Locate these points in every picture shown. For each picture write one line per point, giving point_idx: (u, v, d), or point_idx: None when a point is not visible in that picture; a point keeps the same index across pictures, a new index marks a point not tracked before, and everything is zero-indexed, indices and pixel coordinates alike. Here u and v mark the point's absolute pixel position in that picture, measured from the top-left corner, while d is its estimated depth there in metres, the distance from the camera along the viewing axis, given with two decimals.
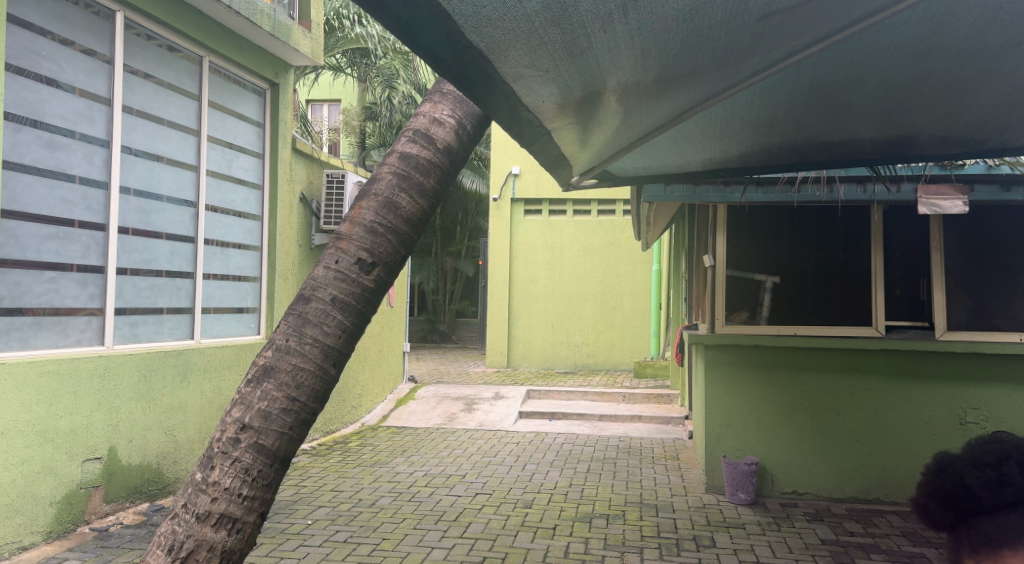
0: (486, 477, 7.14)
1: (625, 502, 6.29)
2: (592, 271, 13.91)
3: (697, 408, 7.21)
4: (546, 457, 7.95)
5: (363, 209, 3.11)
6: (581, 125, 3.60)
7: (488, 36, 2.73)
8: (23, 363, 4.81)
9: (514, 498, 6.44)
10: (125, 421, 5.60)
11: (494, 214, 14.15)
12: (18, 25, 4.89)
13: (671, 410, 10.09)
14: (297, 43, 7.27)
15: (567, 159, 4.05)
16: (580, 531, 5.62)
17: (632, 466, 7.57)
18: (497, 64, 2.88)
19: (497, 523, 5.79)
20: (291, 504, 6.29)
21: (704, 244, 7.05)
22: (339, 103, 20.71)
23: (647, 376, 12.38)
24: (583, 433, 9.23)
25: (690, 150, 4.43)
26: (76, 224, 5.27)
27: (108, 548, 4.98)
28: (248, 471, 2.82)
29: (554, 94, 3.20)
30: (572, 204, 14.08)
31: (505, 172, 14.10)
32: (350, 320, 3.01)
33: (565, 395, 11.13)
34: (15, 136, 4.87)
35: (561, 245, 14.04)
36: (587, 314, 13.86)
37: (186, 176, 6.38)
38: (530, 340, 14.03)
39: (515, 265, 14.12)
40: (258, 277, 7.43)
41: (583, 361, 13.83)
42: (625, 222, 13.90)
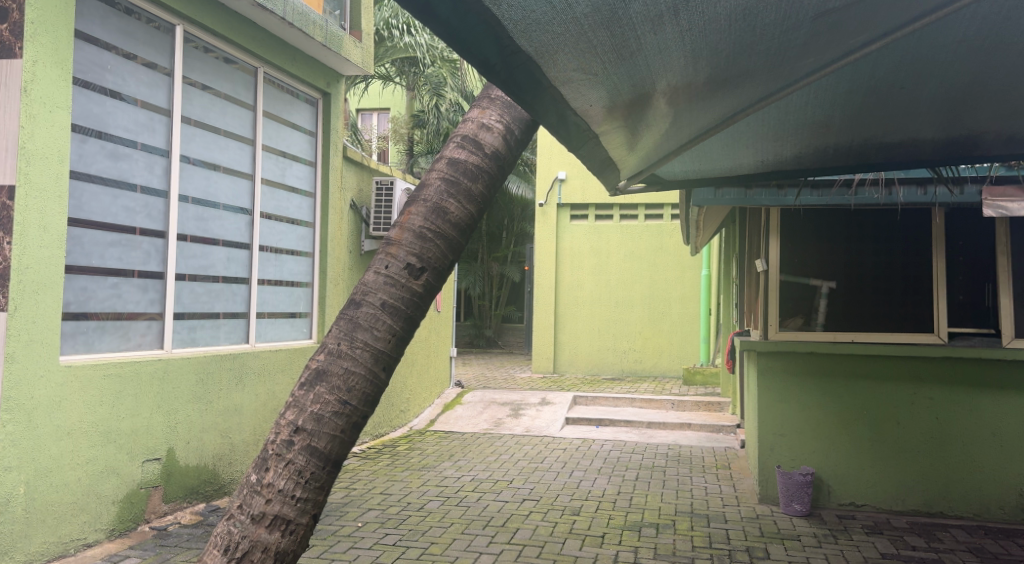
0: (533, 483, 7.15)
1: (675, 512, 6.24)
2: (640, 277, 13.83)
3: (749, 416, 7.12)
4: (594, 464, 7.93)
5: (413, 215, 3.14)
6: (629, 129, 3.60)
7: (537, 40, 2.75)
8: (88, 365, 4.95)
9: (562, 505, 6.43)
10: (183, 423, 5.74)
11: (540, 220, 14.18)
12: (85, 40, 5.05)
13: (721, 419, 9.98)
14: (349, 53, 7.40)
15: (615, 163, 4.05)
16: (629, 539, 5.59)
17: (681, 474, 7.50)
18: (546, 68, 2.91)
19: (545, 529, 5.80)
20: (341, 506, 6.38)
21: (756, 248, 6.97)
22: (388, 111, 20.98)
23: (697, 384, 12.26)
24: (631, 440, 9.18)
25: (741, 152, 4.40)
26: (137, 231, 5.42)
27: (166, 547, 5.09)
28: (301, 473, 2.87)
29: (603, 98, 3.20)
30: (619, 209, 14.00)
31: (551, 178, 14.15)
32: (400, 324, 3.04)
33: (613, 402, 11.09)
34: (82, 147, 5.01)
35: (608, 250, 13.99)
36: (634, 320, 13.79)
37: (242, 184, 6.53)
38: (576, 345, 14.03)
39: (561, 271, 14.13)
40: (310, 282, 7.58)
41: (630, 367, 13.76)
42: (673, 227, 13.79)
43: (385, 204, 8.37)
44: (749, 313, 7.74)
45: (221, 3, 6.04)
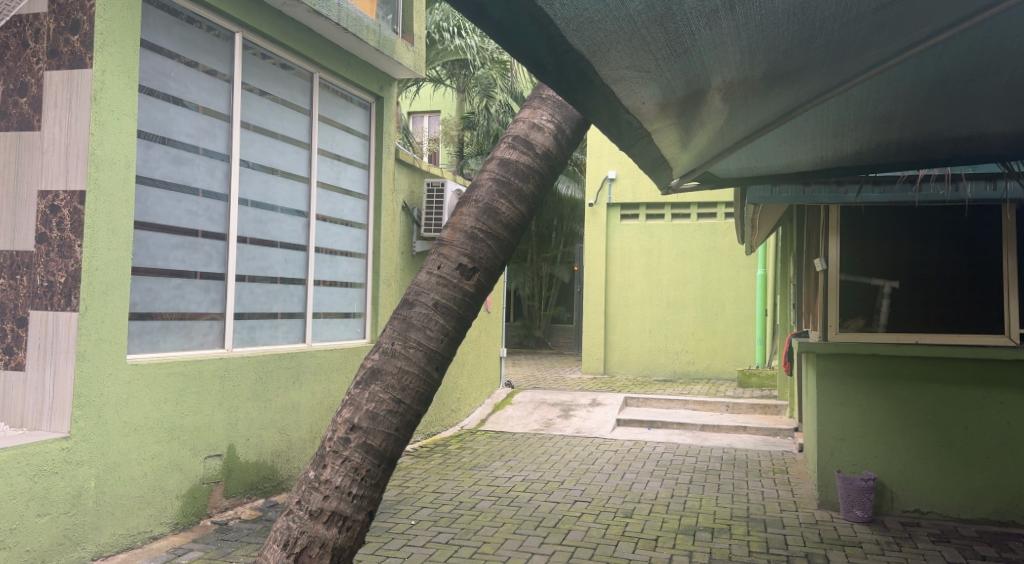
0: (585, 484, 7.16)
1: (731, 516, 6.19)
2: (692, 277, 13.71)
3: (808, 418, 7.03)
4: (646, 466, 7.90)
5: (464, 216, 3.18)
6: (682, 127, 3.62)
7: (590, 40, 2.76)
8: (154, 364, 5.11)
9: (614, 507, 6.44)
10: (243, 420, 5.90)
11: (590, 220, 14.17)
12: (150, 49, 5.19)
13: (778, 422, 9.84)
14: (401, 56, 7.50)
15: (668, 161, 4.06)
16: (683, 543, 5.56)
17: (737, 478, 7.43)
18: (599, 66, 2.92)
19: (598, 531, 5.80)
20: (395, 504, 6.49)
21: (815, 246, 6.86)
22: (438, 114, 21.16)
23: (752, 386, 12.14)
24: (684, 442, 9.13)
25: (799, 149, 4.35)
26: (199, 234, 5.58)
27: (228, 541, 5.23)
28: (357, 470, 2.93)
29: (656, 95, 3.22)
30: (670, 208, 13.90)
31: (601, 177, 14.13)
32: (452, 324, 3.08)
33: (664, 403, 11.05)
34: (148, 152, 5.16)
35: (659, 250, 13.90)
36: (687, 321, 13.67)
37: (299, 187, 6.67)
38: (627, 347, 13.98)
39: (611, 271, 14.10)
40: (363, 283, 7.72)
41: (681, 368, 13.65)
42: (726, 226, 13.64)
43: (436, 205, 8.47)
44: (807, 313, 7.64)
45: (278, 10, 6.19)
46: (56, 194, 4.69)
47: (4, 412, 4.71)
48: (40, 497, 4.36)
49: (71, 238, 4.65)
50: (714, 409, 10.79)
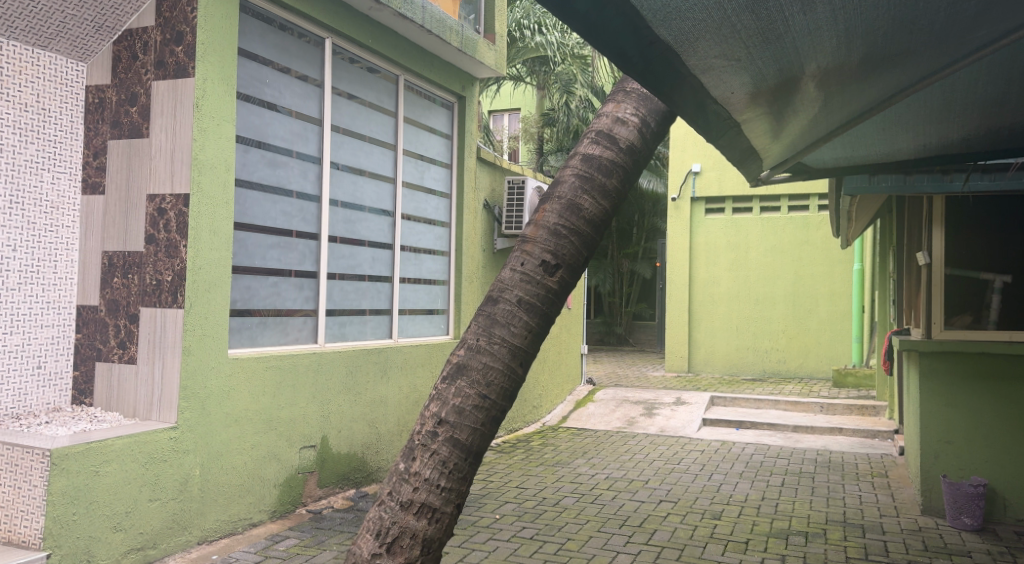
0: (670, 485, 7.12)
1: (825, 520, 6.06)
2: (782, 273, 13.42)
3: (909, 421, 6.84)
4: (735, 467, 7.80)
5: (547, 212, 2.95)
6: (774, 116, 3.59)
7: (677, 29, 2.72)
8: (253, 358, 5.34)
9: (701, 508, 6.39)
10: (335, 413, 6.11)
11: (673, 215, 14.04)
12: (247, 57, 5.42)
13: (878, 423, 9.57)
14: (483, 56, 7.61)
15: (758, 151, 4.07)
16: (775, 547, 5.48)
17: (832, 481, 7.26)
18: (686, 55, 2.87)
19: (684, 532, 5.77)
20: (480, 498, 6.61)
21: (917, 239, 6.64)
22: (518, 112, 21.28)
23: (848, 386, 11.82)
24: (776, 444, 8.96)
25: (897, 135, 4.23)
26: (294, 234, 5.81)
27: (322, 530, 5.42)
28: (445, 463, 2.79)
29: (746, 84, 3.19)
30: (758, 202, 13.63)
31: (685, 171, 13.97)
32: (536, 321, 2.88)
33: (754, 403, 10.88)
34: (245, 156, 5.40)
35: (746, 245, 13.66)
36: (777, 318, 13.39)
37: (385, 188, 6.86)
38: (712, 344, 13.80)
39: (696, 266, 13.94)
40: (446, 280, 7.87)
41: (772, 367, 13.39)
42: (818, 218, 13.26)
43: (517, 202, 8.54)
44: (909, 309, 7.37)
45: (365, 15, 6.37)
46: (163, 197, 4.95)
47: (119, 403, 4.98)
48: (151, 483, 4.61)
49: (177, 239, 4.90)
50: (807, 410, 10.57)
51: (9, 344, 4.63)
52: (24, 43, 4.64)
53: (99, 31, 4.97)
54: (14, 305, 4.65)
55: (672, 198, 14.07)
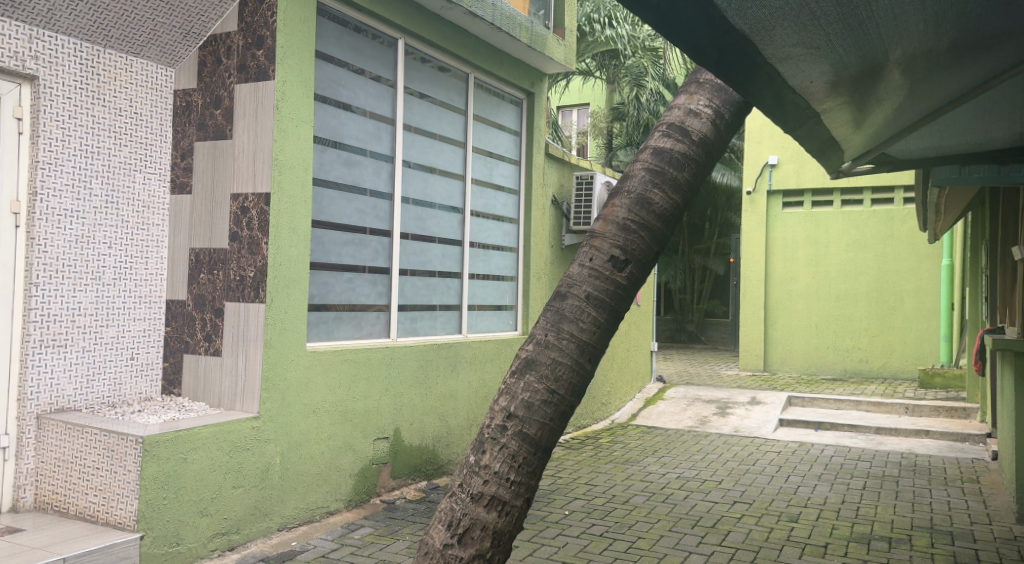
0: (745, 485, 7.04)
1: (909, 526, 5.91)
2: (864, 270, 13.08)
3: (1002, 424, 6.62)
4: (813, 469, 7.65)
5: (617, 206, 2.88)
6: (855, 105, 3.52)
7: (752, 17, 2.56)
8: (329, 351, 5.51)
9: (777, 510, 6.30)
10: (407, 406, 6.25)
11: (748, 209, 13.81)
12: (324, 59, 5.57)
13: (967, 426, 9.26)
14: (552, 52, 7.64)
15: (840, 140, 4.04)
16: (856, 552, 5.37)
17: (919, 486, 7.07)
18: (764, 41, 2.71)
19: (760, 534, 5.71)
20: (549, 493, 6.67)
21: (1014, 232, 6.39)
22: (587, 107, 21.25)
23: (937, 387, 11.46)
24: (857, 446, 8.76)
25: (989, 121, 4.07)
26: (367, 231, 5.96)
27: (396, 519, 5.56)
28: (514, 457, 2.69)
29: (826, 73, 3.06)
30: (839, 195, 13.27)
31: (762, 163, 13.75)
32: (606, 316, 2.78)
33: (834, 403, 10.66)
34: (322, 156, 5.56)
35: (824, 239, 13.36)
36: (860, 316, 13.06)
37: (455, 185, 6.96)
38: (789, 343, 13.54)
39: (771, 262, 13.71)
40: (515, 276, 7.94)
41: (854, 366, 13.05)
42: (904, 212, 12.87)
43: (585, 197, 8.54)
44: (1004, 305, 7.09)
45: (437, 14, 6.47)
46: (246, 196, 5.14)
47: (205, 392, 5.20)
48: (235, 471, 4.80)
49: (258, 236, 5.08)
50: (891, 411, 10.31)
51: (105, 336, 4.88)
52: (119, 51, 4.90)
53: (187, 37, 5.16)
54: (110, 298, 4.90)
55: (746, 191, 13.85)
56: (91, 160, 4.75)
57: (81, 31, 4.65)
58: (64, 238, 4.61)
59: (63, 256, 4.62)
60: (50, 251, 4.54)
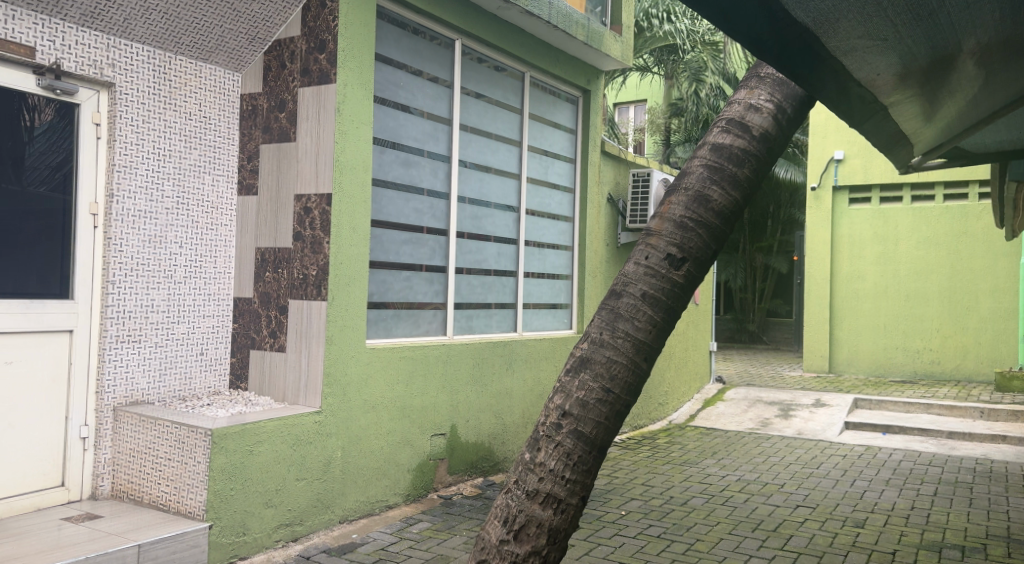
0: (808, 489, 6.94)
1: (983, 534, 5.76)
2: (934, 269, 12.73)
3: None
4: (879, 474, 7.50)
5: (673, 204, 2.87)
6: (924, 98, 3.46)
7: (816, 11, 2.51)
8: (388, 348, 5.62)
9: (842, 515, 6.20)
10: (463, 403, 6.33)
11: (814, 205, 13.66)
12: (383, 62, 5.68)
13: None
14: (609, 49, 7.63)
15: (908, 133, 4.00)
16: (925, 560, 5.26)
17: (994, 493, 6.87)
18: (827, 36, 2.66)
19: (824, 540, 5.63)
20: (605, 493, 6.69)
21: None
22: (644, 103, 21.13)
23: (1013, 391, 11.09)
24: (928, 451, 8.56)
25: None
26: (424, 230, 6.05)
27: (453, 515, 5.64)
28: (570, 456, 2.71)
29: (893, 65, 3.01)
30: (909, 190, 12.92)
31: (827, 158, 13.48)
32: (662, 314, 2.79)
33: (903, 406, 10.42)
34: (381, 157, 5.67)
35: (891, 237, 13.07)
36: (931, 317, 12.71)
37: (510, 183, 7.02)
38: (858, 343, 13.30)
39: (837, 260, 13.51)
40: (570, 275, 7.98)
41: (924, 368, 12.70)
42: (979, 208, 12.44)
43: (641, 195, 8.50)
44: None
45: (494, 14, 6.54)
46: (309, 196, 5.28)
47: (270, 387, 5.36)
48: (298, 464, 4.94)
49: (320, 235, 5.21)
50: (964, 416, 9.93)
51: (176, 332, 5.08)
52: (188, 57, 5.09)
53: (252, 42, 5.33)
54: (180, 296, 5.10)
55: (811, 187, 13.65)
56: (163, 163, 4.94)
57: (154, 39, 4.84)
58: (138, 238, 4.81)
59: (137, 256, 4.81)
60: (125, 250, 4.74)
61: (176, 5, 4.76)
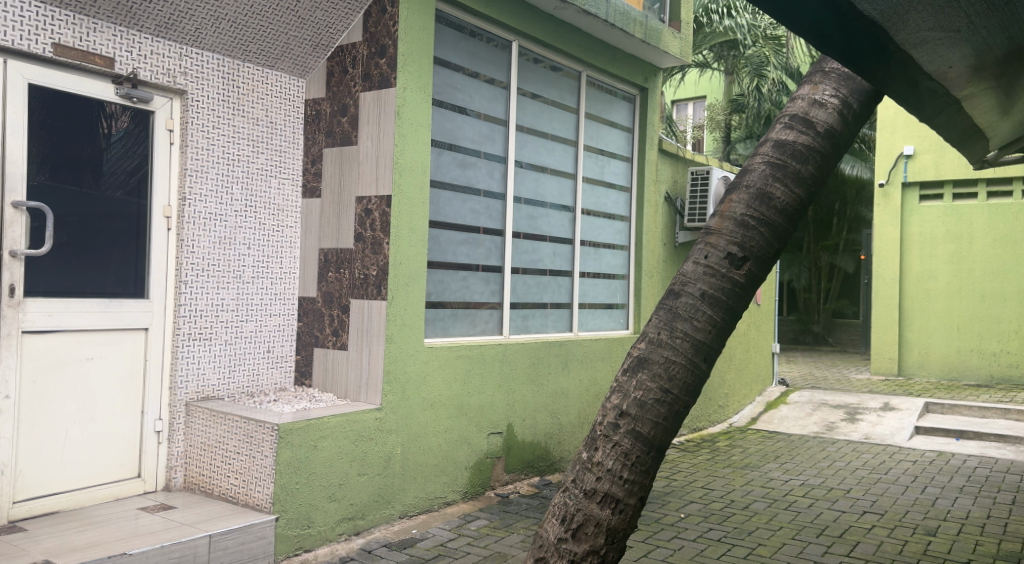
0: (876, 495, 6.81)
1: None
2: (1010, 269, 12.34)
3: None
4: (952, 481, 7.31)
5: (734, 202, 2.88)
6: (999, 91, 3.38)
7: (885, 4, 2.43)
8: (445, 347, 5.70)
9: (912, 522, 6.08)
10: (520, 402, 6.39)
11: (882, 202, 13.34)
12: (441, 65, 5.77)
13: None
14: (667, 45, 7.58)
15: (984, 128, 3.91)
16: None
17: None
18: (896, 29, 2.58)
19: (892, 547, 5.53)
20: (664, 495, 6.67)
21: None
22: (705, 99, 20.91)
23: None
24: (1005, 458, 8.31)
25: None
26: (481, 230, 6.13)
27: (510, 513, 5.69)
28: (627, 456, 2.74)
29: (967, 57, 2.93)
30: (984, 185, 12.54)
31: (896, 154, 13.16)
32: (721, 314, 2.80)
33: (976, 411, 10.13)
34: (439, 159, 5.76)
35: (963, 236, 12.71)
36: (1009, 318, 12.31)
37: (566, 183, 7.05)
38: (928, 345, 12.96)
39: (908, 259, 13.17)
40: (626, 275, 7.97)
41: (1000, 372, 12.33)
42: None
43: (700, 193, 8.45)
44: None
45: (551, 14, 6.59)
46: (369, 198, 5.39)
47: (332, 384, 5.49)
48: (360, 459, 5.05)
49: (380, 236, 5.32)
50: None
51: (244, 330, 5.25)
52: (256, 64, 5.26)
53: (316, 48, 5.48)
54: (248, 295, 5.27)
55: (879, 183, 13.36)
56: (232, 167, 5.11)
57: (223, 47, 5.01)
58: (209, 239, 4.98)
59: (208, 256, 4.99)
60: (197, 251, 4.92)
61: (245, 13, 4.93)
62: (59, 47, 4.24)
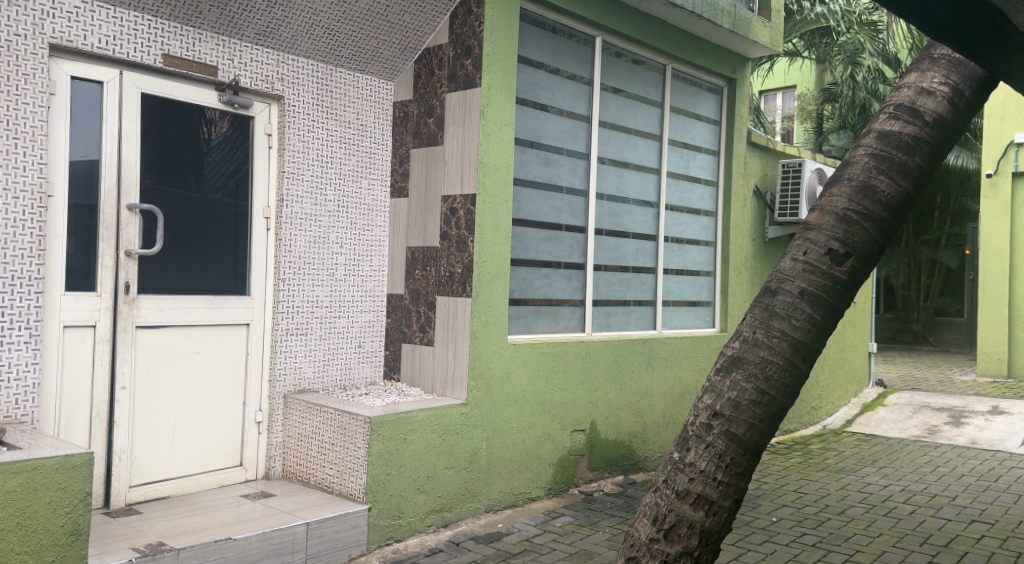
0: (984, 504, 6.52)
1: None
2: None
3: None
4: None
5: (835, 196, 2.82)
6: None
7: None
8: (529, 344, 5.75)
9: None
10: (603, 400, 6.39)
11: (989, 194, 12.73)
12: (524, 63, 5.81)
13: None
14: (756, 34, 7.42)
15: None
16: None
17: None
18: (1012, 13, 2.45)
19: (1003, 558, 5.31)
20: (754, 498, 6.56)
21: None
22: (795, 90, 20.40)
23: None
24: None
25: None
26: (563, 227, 6.15)
27: (594, 511, 5.71)
28: (721, 457, 2.72)
29: None
30: None
31: (1006, 142, 12.46)
32: (822, 313, 2.74)
33: None
34: (522, 157, 5.81)
35: None
36: None
37: (650, 179, 7.00)
38: None
39: (1018, 253, 12.59)
40: (712, 272, 7.86)
41: None
42: None
43: (791, 187, 8.26)
44: None
45: (635, 8, 6.56)
46: (454, 198, 5.48)
47: (420, 380, 5.59)
48: (447, 453, 5.15)
49: (465, 234, 5.40)
50: None
51: (338, 326, 5.41)
52: (348, 68, 5.41)
53: (404, 51, 5.60)
54: (341, 292, 5.43)
55: (986, 173, 12.72)
56: (325, 169, 5.27)
57: (318, 52, 5.17)
58: (305, 239, 5.16)
59: (305, 255, 5.18)
60: (294, 251, 5.10)
61: (337, 19, 5.08)
62: (168, 58, 4.46)
